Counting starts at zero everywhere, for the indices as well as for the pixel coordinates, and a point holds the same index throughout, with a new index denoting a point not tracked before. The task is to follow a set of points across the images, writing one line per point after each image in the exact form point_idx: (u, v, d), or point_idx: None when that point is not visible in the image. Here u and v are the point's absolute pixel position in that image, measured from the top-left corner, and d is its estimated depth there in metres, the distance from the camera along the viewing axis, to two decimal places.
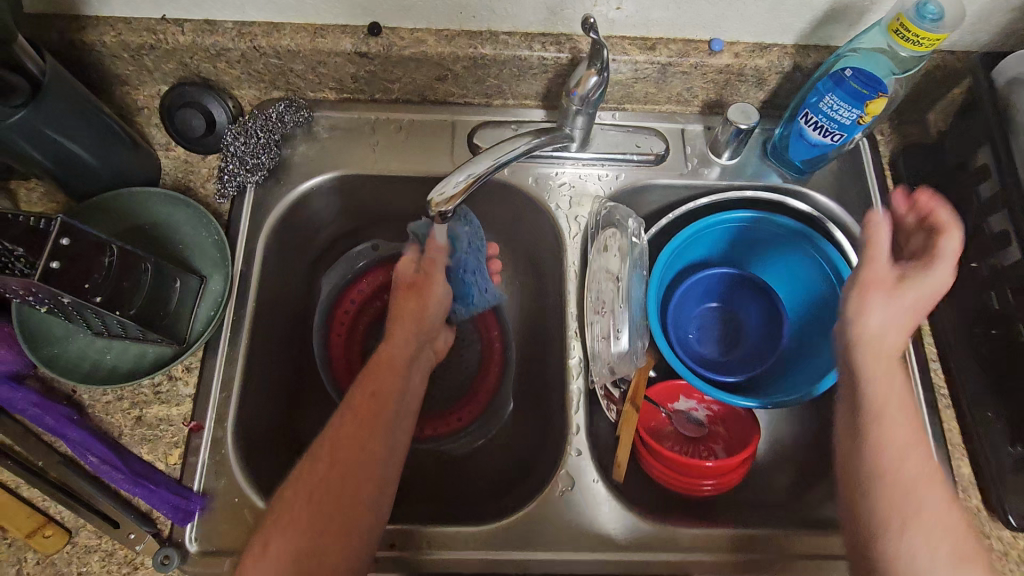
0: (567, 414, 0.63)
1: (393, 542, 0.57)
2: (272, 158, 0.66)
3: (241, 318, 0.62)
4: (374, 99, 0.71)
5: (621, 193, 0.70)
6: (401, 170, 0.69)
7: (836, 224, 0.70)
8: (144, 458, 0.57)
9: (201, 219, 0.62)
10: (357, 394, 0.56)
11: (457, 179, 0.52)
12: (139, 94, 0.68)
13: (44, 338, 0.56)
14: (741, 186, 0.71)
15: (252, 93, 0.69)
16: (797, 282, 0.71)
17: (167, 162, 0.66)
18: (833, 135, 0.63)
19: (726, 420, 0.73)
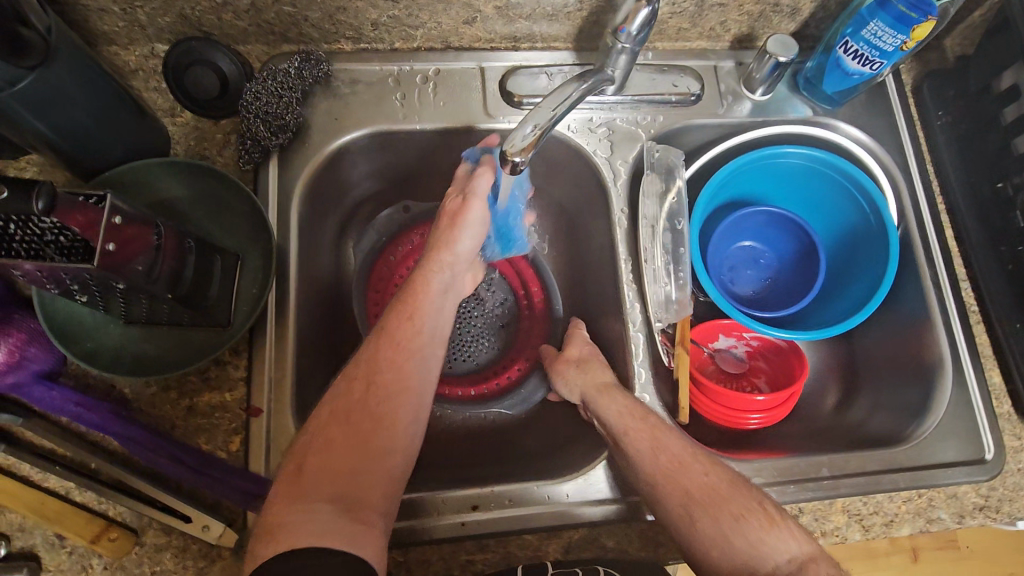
0: (630, 365, 0.63)
1: (476, 504, 0.55)
2: (295, 118, 0.61)
3: (285, 294, 0.58)
4: (393, 49, 0.66)
5: (660, 136, 0.68)
6: (433, 124, 0.65)
7: (870, 155, 0.70)
8: (204, 449, 0.53)
9: (229, 190, 0.57)
10: (384, 351, 0.51)
11: (525, 132, 0.48)
12: (131, 54, 0.61)
13: (76, 331, 0.51)
14: (776, 120, 0.70)
15: (260, 48, 0.63)
16: (829, 215, 0.72)
17: (176, 130, 0.60)
18: (872, 63, 0.63)
19: (765, 355, 0.74)
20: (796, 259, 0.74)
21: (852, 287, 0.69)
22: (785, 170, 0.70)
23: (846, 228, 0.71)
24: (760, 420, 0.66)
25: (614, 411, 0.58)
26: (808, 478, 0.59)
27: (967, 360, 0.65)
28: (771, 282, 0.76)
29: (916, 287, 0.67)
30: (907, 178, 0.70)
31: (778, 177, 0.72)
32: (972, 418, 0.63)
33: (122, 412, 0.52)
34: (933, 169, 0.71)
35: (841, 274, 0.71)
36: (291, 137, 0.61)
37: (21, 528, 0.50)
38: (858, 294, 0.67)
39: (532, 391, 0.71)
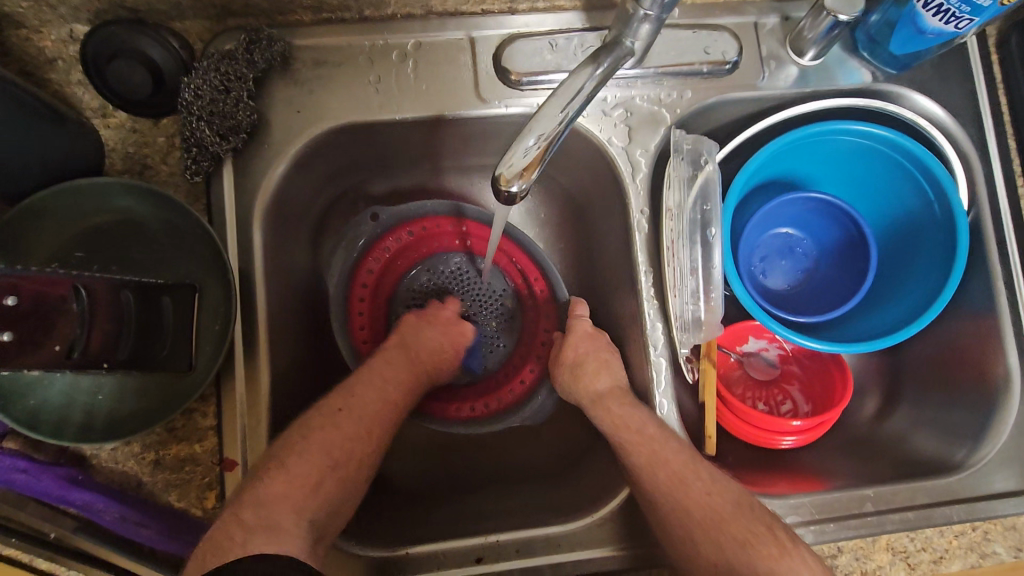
0: (650, 394, 0.56)
1: (480, 556, 0.50)
2: (249, 115, 0.51)
3: (254, 327, 0.51)
4: (363, 18, 0.55)
5: (687, 116, 0.57)
6: (414, 111, 0.54)
7: (940, 129, 0.59)
8: (176, 508, 0.48)
9: (175, 211, 0.48)
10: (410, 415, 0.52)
11: (527, 145, 0.38)
12: (45, 39, 0.51)
13: (15, 390, 0.45)
14: (827, 90, 0.58)
15: (201, 24, 0.52)
16: (882, 199, 0.62)
17: (110, 134, 0.51)
18: (960, 21, 0.50)
19: (800, 360, 0.66)
20: (839, 250, 0.64)
21: (908, 286, 0.59)
22: (835, 148, 0.59)
23: (903, 217, 0.60)
24: (793, 441, 0.59)
25: (633, 449, 0.51)
26: (849, 514, 0.53)
27: None
28: (808, 275, 0.67)
29: (985, 287, 0.58)
30: (982, 157, 0.58)
31: (824, 156, 0.61)
32: None
33: (78, 476, 0.46)
34: (1015, 144, 0.59)
35: (894, 269, 0.62)
36: (246, 139, 0.51)
37: None
38: (915, 295, 0.58)
39: (541, 406, 0.64)
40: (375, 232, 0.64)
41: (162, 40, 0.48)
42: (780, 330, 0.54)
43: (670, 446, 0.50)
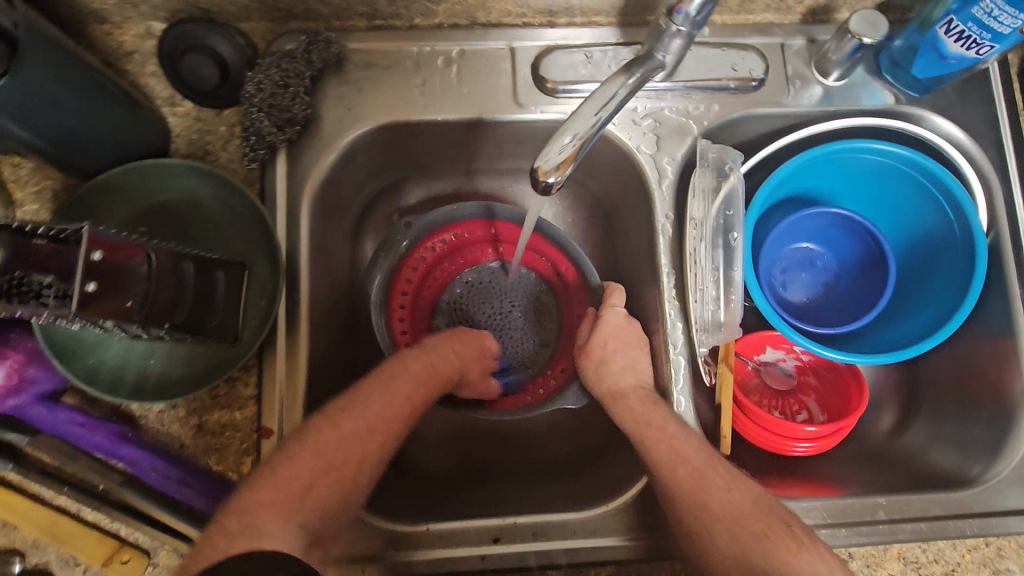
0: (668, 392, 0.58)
1: (498, 536, 0.52)
2: (304, 109, 0.55)
3: (296, 305, 0.54)
4: (412, 25, 0.59)
5: (713, 128, 0.60)
6: (455, 113, 0.58)
7: (961, 151, 0.60)
8: (214, 471, 0.51)
9: (233, 194, 0.52)
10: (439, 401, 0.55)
11: (562, 143, 0.41)
12: (126, 34, 0.56)
13: (78, 349, 0.48)
14: (850, 110, 0.61)
15: (265, 26, 0.57)
16: (903, 217, 0.63)
17: (177, 121, 0.55)
18: (980, 47, 0.52)
19: (816, 371, 0.68)
20: (859, 265, 0.66)
21: (927, 302, 0.60)
22: (858, 166, 0.61)
23: (923, 235, 0.62)
24: (807, 449, 0.60)
25: (650, 442, 0.52)
26: (862, 521, 0.54)
27: None
28: (827, 288, 0.68)
29: (1003, 305, 0.59)
30: (1003, 179, 0.60)
31: (846, 173, 0.63)
32: None
33: (129, 433, 0.50)
34: None
35: (913, 284, 0.63)
36: (300, 131, 0.55)
37: (34, 545, 0.49)
38: (934, 311, 0.59)
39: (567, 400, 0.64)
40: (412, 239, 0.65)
41: (231, 37, 0.53)
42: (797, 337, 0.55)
43: (684, 441, 0.52)
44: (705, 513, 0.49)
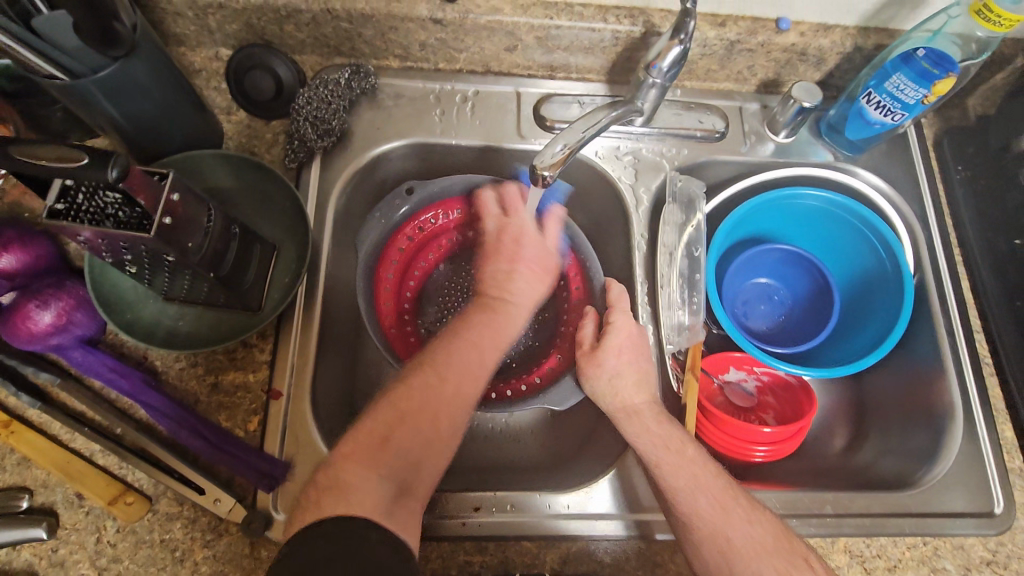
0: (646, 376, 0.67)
1: (478, 505, 0.56)
2: (341, 124, 0.65)
3: (315, 285, 0.61)
4: (437, 69, 0.71)
5: (682, 168, 0.71)
6: (467, 140, 0.69)
7: (888, 202, 0.72)
8: (222, 426, 0.55)
9: (273, 184, 0.61)
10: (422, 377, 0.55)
11: (554, 150, 0.52)
12: (197, 55, 0.67)
13: (118, 303, 0.54)
14: (795, 162, 0.73)
15: (314, 59, 0.68)
16: (845, 257, 0.74)
17: (230, 127, 0.65)
18: (895, 114, 0.65)
19: (774, 391, 0.74)
20: (811, 298, 0.75)
21: (867, 328, 0.69)
22: (804, 210, 0.72)
23: (863, 272, 0.72)
24: (765, 454, 0.66)
25: (621, 426, 0.58)
26: (811, 513, 0.59)
27: (978, 410, 0.64)
28: (785, 318, 0.76)
29: (929, 331, 0.68)
30: (924, 227, 0.71)
31: (795, 217, 0.73)
32: (982, 471, 0.62)
33: (151, 382, 0.55)
34: (951, 221, 0.72)
35: (857, 315, 0.72)
36: (334, 142, 0.65)
37: (44, 484, 0.52)
38: (872, 335, 0.68)
39: (567, 393, 0.65)
40: (411, 207, 0.68)
41: (288, 62, 0.64)
42: (751, 346, 0.63)
43: (652, 421, 0.58)
44: (669, 487, 0.54)
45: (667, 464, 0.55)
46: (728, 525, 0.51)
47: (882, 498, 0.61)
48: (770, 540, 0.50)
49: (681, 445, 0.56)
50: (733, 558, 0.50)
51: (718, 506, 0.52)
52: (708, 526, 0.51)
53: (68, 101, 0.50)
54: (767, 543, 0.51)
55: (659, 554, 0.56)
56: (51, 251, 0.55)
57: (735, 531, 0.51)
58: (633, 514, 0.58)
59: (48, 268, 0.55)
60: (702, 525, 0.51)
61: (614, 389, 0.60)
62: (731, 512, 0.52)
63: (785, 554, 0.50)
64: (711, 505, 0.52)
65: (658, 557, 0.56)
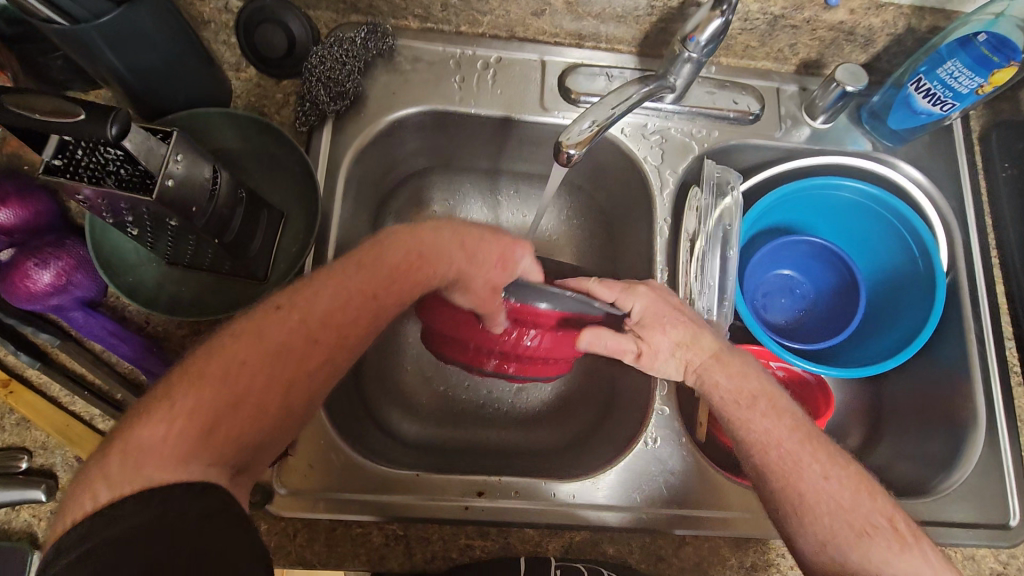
0: None
1: (481, 490, 0.55)
2: (354, 86, 0.62)
3: (322, 257, 0.59)
4: (458, 32, 0.67)
5: (712, 152, 0.68)
6: (486, 110, 0.65)
7: (927, 198, 0.69)
8: None
9: (282, 148, 0.58)
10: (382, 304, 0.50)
11: (582, 127, 0.48)
12: (206, 6, 0.60)
13: (119, 265, 0.52)
14: (832, 149, 0.69)
15: (329, 15, 0.65)
16: (876, 253, 0.71)
17: (238, 85, 0.62)
18: (944, 104, 0.61)
19: (790, 389, 0.70)
20: (833, 294, 0.72)
21: (893, 330, 0.67)
22: (836, 202, 0.69)
23: (893, 270, 0.69)
24: None
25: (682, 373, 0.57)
26: None
27: (1002, 419, 0.62)
28: (804, 314, 0.74)
29: (958, 336, 0.65)
30: (961, 227, 0.67)
31: (827, 209, 0.70)
32: (999, 482, 0.60)
33: (153, 348, 0.53)
34: (991, 220, 0.68)
35: (882, 314, 0.69)
36: (347, 106, 0.62)
37: (43, 446, 0.51)
38: (899, 336, 0.65)
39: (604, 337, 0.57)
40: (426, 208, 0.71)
41: (302, 17, 0.60)
42: (770, 342, 0.61)
43: (720, 372, 0.56)
44: (737, 437, 0.54)
45: (733, 401, 0.55)
46: (801, 479, 0.51)
47: (898, 504, 0.59)
48: (825, 500, 0.50)
49: (744, 394, 0.55)
50: (801, 509, 0.50)
51: (794, 462, 0.52)
52: (779, 478, 0.52)
53: (70, 48, 0.47)
54: (842, 498, 0.50)
55: (663, 548, 0.55)
56: (50, 207, 0.52)
57: (807, 484, 0.51)
58: (639, 506, 0.57)
59: (48, 225, 0.53)
60: (766, 481, 0.52)
61: (675, 349, 0.57)
62: (805, 464, 0.51)
63: (863, 510, 0.50)
64: (784, 457, 0.52)
65: (661, 551, 0.55)
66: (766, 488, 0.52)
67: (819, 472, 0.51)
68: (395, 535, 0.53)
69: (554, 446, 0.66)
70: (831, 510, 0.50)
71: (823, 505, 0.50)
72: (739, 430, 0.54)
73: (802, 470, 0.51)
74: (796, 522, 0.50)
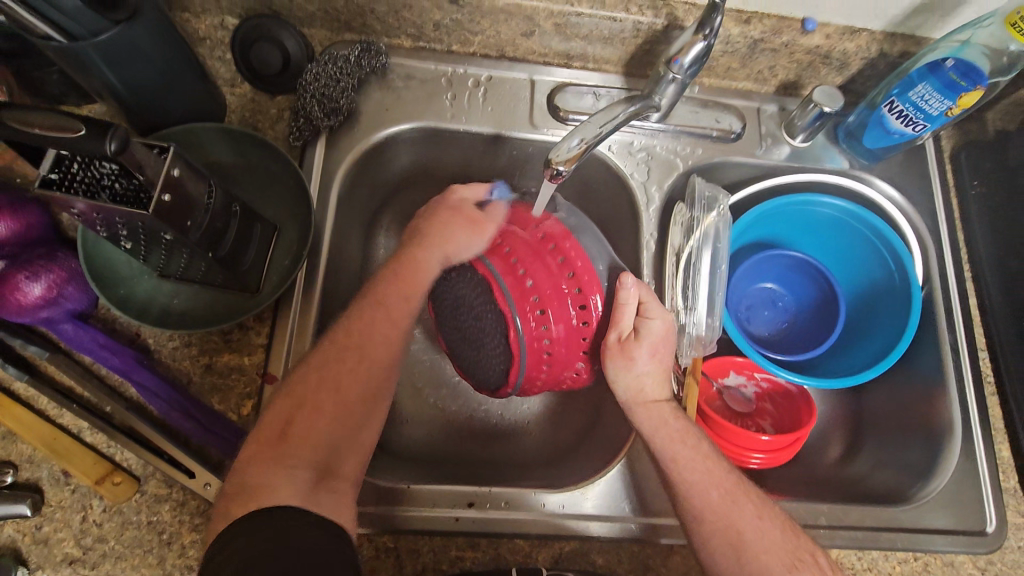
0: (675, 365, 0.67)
1: (472, 501, 0.56)
2: (348, 103, 0.63)
3: (315, 269, 0.59)
4: (450, 51, 0.69)
5: (696, 168, 0.70)
6: (477, 126, 0.67)
7: (902, 214, 0.71)
8: (215, 409, 0.53)
9: (276, 162, 0.59)
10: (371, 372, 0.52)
11: (571, 144, 0.50)
12: (201, 23, 0.63)
13: (110, 277, 0.53)
14: (812, 167, 0.71)
15: (323, 33, 0.66)
16: (855, 267, 0.73)
17: (233, 100, 0.63)
18: (916, 125, 0.63)
19: (773, 400, 0.72)
20: (815, 306, 0.74)
21: (871, 342, 0.69)
22: (816, 218, 0.71)
23: (871, 284, 0.71)
24: (760, 461, 0.65)
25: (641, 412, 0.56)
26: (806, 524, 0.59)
27: (977, 428, 0.64)
28: (787, 325, 0.76)
29: (934, 347, 0.67)
30: (935, 242, 0.70)
31: (808, 224, 0.72)
32: (976, 491, 0.62)
33: (144, 360, 0.53)
34: (963, 236, 0.71)
35: (861, 327, 0.71)
36: (341, 122, 0.63)
37: (29, 459, 0.51)
38: (877, 348, 0.67)
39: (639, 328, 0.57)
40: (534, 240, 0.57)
41: (297, 35, 0.61)
42: (754, 354, 0.62)
43: (670, 415, 0.56)
44: (676, 475, 0.54)
45: (661, 433, 0.55)
46: (739, 517, 0.51)
47: (877, 511, 0.61)
48: (771, 540, 0.51)
49: (677, 426, 0.56)
50: (742, 549, 0.50)
51: (734, 501, 0.52)
52: (719, 517, 0.51)
53: (65, 64, 0.48)
54: (775, 536, 0.51)
55: (651, 557, 0.56)
56: (41, 220, 0.53)
57: (746, 523, 0.51)
58: (627, 516, 0.57)
59: (40, 237, 0.53)
60: (705, 524, 0.51)
61: (639, 383, 0.57)
62: (742, 504, 0.52)
63: (791, 547, 0.51)
64: (722, 497, 0.52)
65: (649, 560, 0.56)
66: (703, 528, 0.51)
67: (755, 513, 0.52)
68: (386, 548, 0.53)
69: (544, 457, 0.67)
70: (768, 548, 0.50)
71: (765, 546, 0.50)
72: (671, 466, 0.54)
73: (740, 509, 0.52)
74: (734, 561, 0.50)
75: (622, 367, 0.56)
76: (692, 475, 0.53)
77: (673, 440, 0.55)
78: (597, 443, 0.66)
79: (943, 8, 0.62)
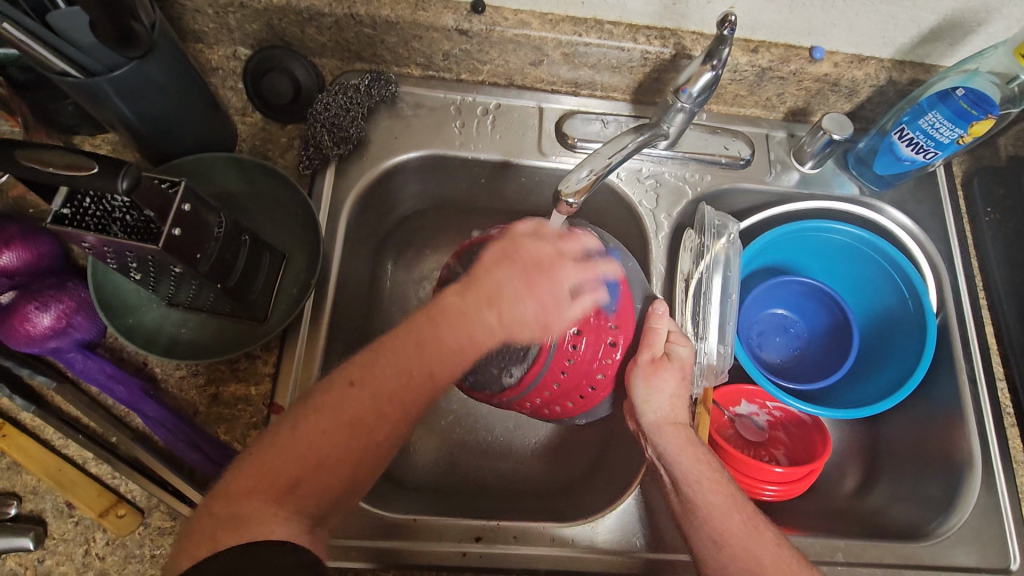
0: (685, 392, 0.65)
1: (479, 536, 0.55)
2: (358, 131, 0.63)
3: (323, 297, 0.59)
4: (458, 80, 0.69)
5: (705, 195, 0.69)
6: (485, 153, 0.67)
7: (915, 241, 0.70)
8: (221, 439, 0.53)
9: (286, 190, 0.59)
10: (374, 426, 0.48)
11: (580, 176, 0.51)
12: (214, 53, 0.65)
13: (120, 307, 0.53)
14: (823, 194, 0.71)
15: (334, 63, 0.67)
16: (868, 292, 0.72)
17: (244, 129, 0.64)
18: (927, 152, 0.63)
19: (787, 429, 0.71)
20: (828, 334, 0.73)
21: (885, 371, 0.67)
22: (828, 244, 0.70)
23: (885, 310, 0.70)
24: (774, 493, 0.63)
25: (667, 438, 0.54)
26: (821, 561, 0.58)
27: (998, 461, 0.62)
28: (799, 352, 0.75)
29: (950, 377, 0.65)
30: (950, 270, 0.69)
31: (819, 251, 0.72)
32: (999, 526, 0.60)
33: (150, 391, 0.53)
34: (977, 264, 0.70)
35: (876, 355, 0.70)
36: (350, 150, 0.64)
37: (34, 491, 0.51)
38: (892, 376, 0.66)
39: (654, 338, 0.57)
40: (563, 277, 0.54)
41: (308, 65, 0.62)
42: (768, 385, 0.60)
43: (684, 443, 0.54)
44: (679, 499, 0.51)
45: (684, 458, 0.53)
46: (758, 547, 0.48)
47: (898, 547, 0.59)
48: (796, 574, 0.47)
49: (696, 454, 0.53)
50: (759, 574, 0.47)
51: (750, 526, 0.49)
52: (735, 546, 0.48)
53: (80, 97, 0.48)
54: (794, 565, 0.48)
55: None
56: (53, 249, 0.53)
57: (767, 554, 0.48)
58: (639, 551, 0.56)
59: (51, 266, 0.53)
60: (723, 550, 0.48)
61: (669, 405, 0.55)
62: (761, 532, 0.49)
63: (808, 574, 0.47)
64: (744, 523, 0.49)
65: None
66: (721, 556, 0.48)
67: (776, 546, 0.48)
68: None
69: (552, 487, 0.66)
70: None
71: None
72: (686, 491, 0.51)
73: (758, 538, 0.49)
74: None
75: (655, 390, 0.55)
76: (706, 497, 0.51)
77: (691, 464, 0.52)
78: (606, 474, 0.65)
79: (951, 36, 0.62)
